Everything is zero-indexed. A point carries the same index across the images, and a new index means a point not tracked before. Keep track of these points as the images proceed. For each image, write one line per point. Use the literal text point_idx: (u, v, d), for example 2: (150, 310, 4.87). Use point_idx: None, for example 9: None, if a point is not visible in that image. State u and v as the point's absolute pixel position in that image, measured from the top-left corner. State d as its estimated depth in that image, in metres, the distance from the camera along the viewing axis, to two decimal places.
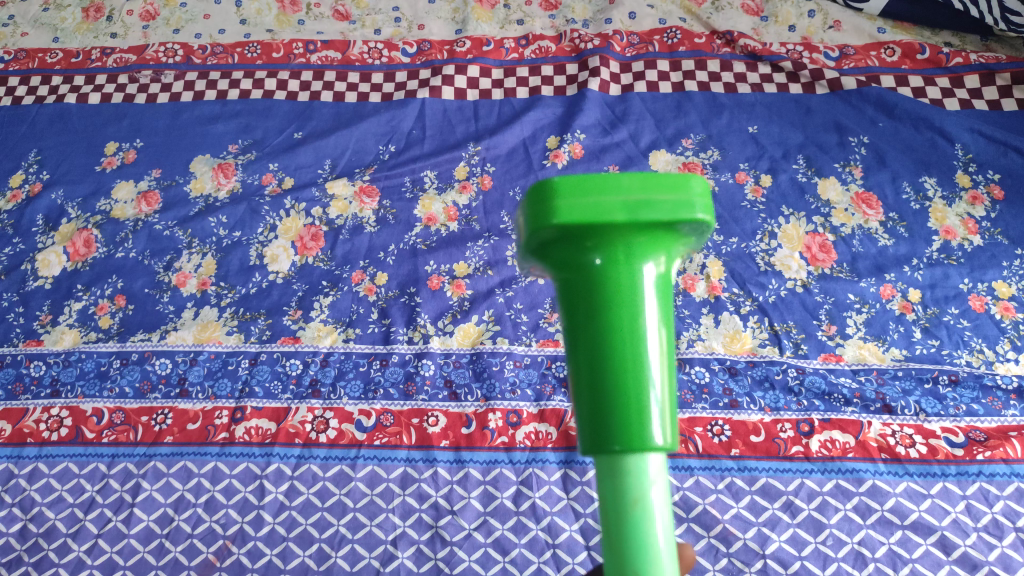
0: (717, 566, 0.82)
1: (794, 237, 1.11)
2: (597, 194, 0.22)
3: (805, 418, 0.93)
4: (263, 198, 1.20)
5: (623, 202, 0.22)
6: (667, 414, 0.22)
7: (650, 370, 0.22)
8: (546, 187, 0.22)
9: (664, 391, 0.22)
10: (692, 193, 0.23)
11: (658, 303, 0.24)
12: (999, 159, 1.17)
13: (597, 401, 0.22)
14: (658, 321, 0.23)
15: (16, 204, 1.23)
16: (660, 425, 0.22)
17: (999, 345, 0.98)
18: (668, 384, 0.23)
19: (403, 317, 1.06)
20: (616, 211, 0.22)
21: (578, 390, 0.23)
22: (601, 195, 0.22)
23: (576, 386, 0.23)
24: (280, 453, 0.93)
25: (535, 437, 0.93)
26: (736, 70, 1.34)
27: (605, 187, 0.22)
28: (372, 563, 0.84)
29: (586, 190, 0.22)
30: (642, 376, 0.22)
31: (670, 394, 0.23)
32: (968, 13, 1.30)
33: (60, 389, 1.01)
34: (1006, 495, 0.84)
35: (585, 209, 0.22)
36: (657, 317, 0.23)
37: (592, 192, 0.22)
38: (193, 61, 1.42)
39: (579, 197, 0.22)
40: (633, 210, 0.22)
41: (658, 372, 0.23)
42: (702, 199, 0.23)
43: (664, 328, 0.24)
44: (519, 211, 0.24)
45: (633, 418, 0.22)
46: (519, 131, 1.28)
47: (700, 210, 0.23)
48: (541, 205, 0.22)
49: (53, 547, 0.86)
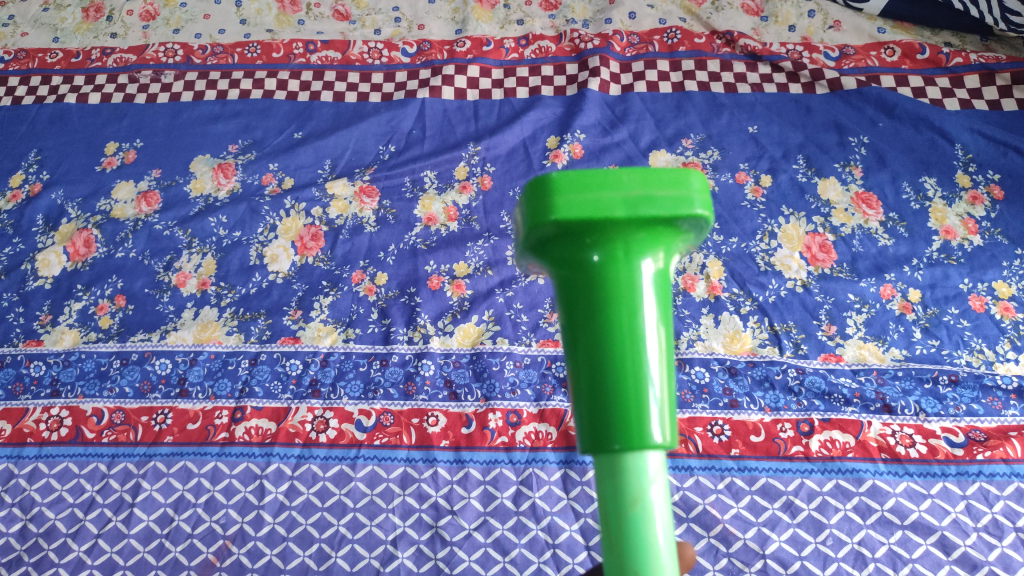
0: (717, 566, 0.82)
1: (794, 237, 1.11)
2: (597, 190, 0.22)
3: (805, 418, 0.93)
4: (263, 198, 1.20)
5: (623, 198, 0.22)
6: (666, 412, 0.22)
7: (649, 368, 0.22)
8: (545, 183, 0.22)
9: (664, 389, 0.22)
10: (691, 189, 0.23)
11: (657, 300, 0.24)
12: (998, 159, 1.17)
13: (596, 399, 0.22)
14: (658, 319, 0.23)
15: (16, 204, 1.23)
16: (660, 423, 0.22)
17: (999, 345, 0.98)
18: (668, 381, 0.23)
19: (404, 317, 1.06)
20: (616, 208, 0.22)
21: (577, 389, 0.23)
22: (601, 190, 0.22)
23: (575, 384, 0.23)
24: (280, 453, 0.93)
25: (535, 437, 0.93)
26: (735, 70, 1.34)
27: (605, 183, 0.22)
28: (372, 563, 0.84)
29: (586, 186, 0.22)
30: (641, 373, 0.22)
31: (670, 391, 0.23)
32: (968, 13, 1.30)
33: (60, 389, 1.01)
34: (1006, 495, 0.84)
35: (584, 206, 0.22)
36: (656, 314, 0.23)
37: (592, 188, 0.22)
38: (194, 61, 1.42)
39: (578, 193, 0.22)
40: (632, 206, 0.22)
41: (657, 369, 0.23)
42: (700, 196, 0.23)
43: (664, 325, 0.24)
44: (518, 208, 0.24)
45: (633, 416, 0.22)
46: (519, 131, 1.28)
47: (699, 206, 0.23)
48: (540, 201, 0.22)
49: (53, 548, 0.86)
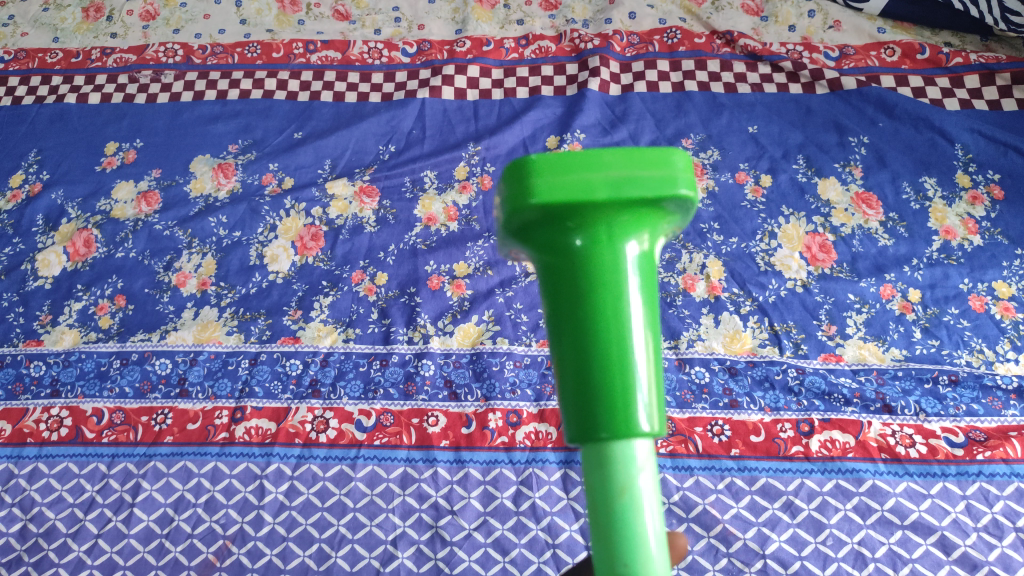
0: (717, 566, 0.82)
1: (794, 237, 1.11)
2: (579, 171, 0.21)
3: (805, 418, 0.93)
4: (263, 198, 1.20)
5: (607, 178, 0.21)
6: (654, 399, 0.22)
7: (636, 356, 0.22)
8: (525, 165, 0.21)
9: (650, 377, 0.22)
10: (676, 168, 0.22)
11: (643, 283, 0.24)
12: (998, 159, 1.17)
13: (582, 387, 0.22)
14: (643, 304, 0.23)
15: (16, 204, 1.23)
16: (648, 410, 0.22)
17: (999, 345, 0.98)
18: (654, 366, 0.23)
19: (404, 318, 1.06)
20: (600, 189, 0.21)
21: (563, 376, 0.23)
22: (585, 171, 0.21)
23: (561, 372, 0.23)
24: (280, 453, 0.93)
25: (535, 437, 0.93)
26: (735, 70, 1.34)
27: (589, 164, 0.22)
28: (372, 563, 0.84)
29: (568, 167, 0.21)
30: (627, 360, 0.22)
31: (656, 378, 0.23)
32: (968, 13, 1.30)
33: (60, 389, 1.01)
34: (1006, 495, 0.84)
35: (566, 187, 0.21)
36: (642, 301, 0.23)
37: (575, 168, 0.21)
38: (193, 61, 1.42)
39: (560, 174, 0.21)
40: (617, 187, 0.22)
41: (644, 357, 0.23)
42: (685, 174, 0.23)
43: (650, 310, 0.23)
44: (499, 191, 0.23)
45: (619, 403, 0.22)
46: (519, 131, 1.28)
47: (684, 185, 0.22)
48: (520, 183, 0.21)
49: (53, 548, 0.86)
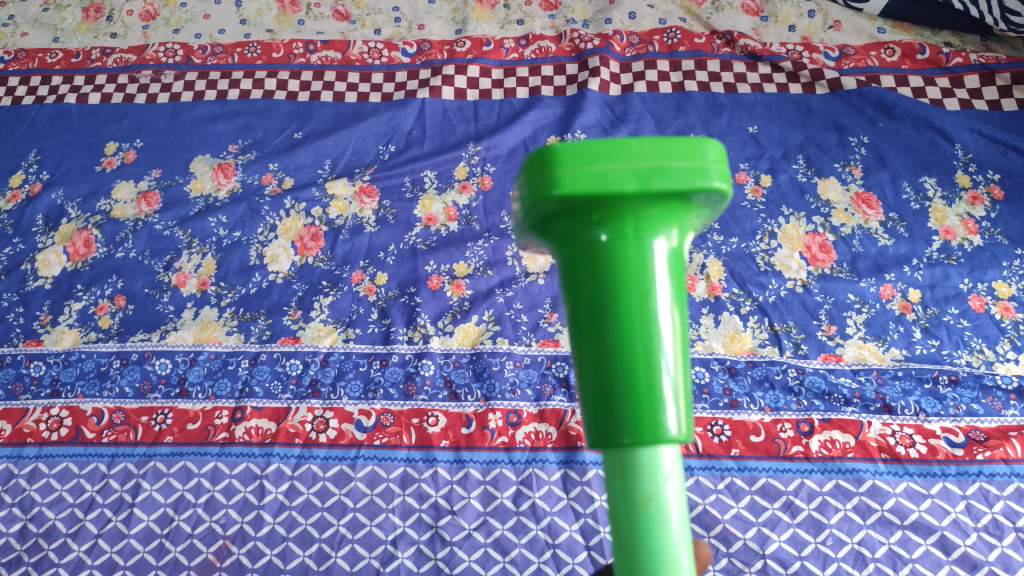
0: (717, 565, 0.81)
1: (794, 237, 1.11)
2: (604, 161, 0.21)
3: (805, 418, 0.93)
4: (263, 198, 1.20)
5: (634, 169, 0.21)
6: (681, 402, 0.22)
7: (662, 357, 0.22)
8: (548, 155, 0.21)
9: (676, 378, 0.22)
10: (707, 159, 0.22)
11: (670, 279, 0.24)
12: (998, 159, 1.17)
13: (604, 389, 0.22)
14: (670, 302, 0.23)
15: (16, 204, 1.23)
16: (674, 412, 0.22)
17: (999, 345, 0.98)
18: (682, 369, 0.23)
19: (403, 317, 1.06)
20: (626, 180, 0.21)
21: (583, 376, 0.23)
22: (609, 161, 0.21)
23: (582, 373, 0.23)
24: (280, 453, 0.93)
25: (535, 437, 0.93)
26: (735, 70, 1.34)
27: (614, 154, 0.21)
28: (372, 563, 0.84)
29: (593, 157, 0.21)
30: (653, 361, 0.22)
31: (683, 379, 0.23)
32: (968, 13, 1.30)
33: (60, 389, 1.01)
34: (1006, 495, 0.84)
35: (589, 178, 0.21)
36: (669, 298, 0.23)
37: (600, 158, 0.21)
38: (193, 61, 1.42)
39: (584, 165, 0.21)
40: (644, 179, 0.21)
41: (670, 358, 0.23)
42: (717, 165, 0.22)
43: (677, 310, 0.23)
44: (519, 182, 0.23)
45: (644, 406, 0.22)
46: (519, 131, 1.28)
47: (716, 177, 0.22)
48: (542, 173, 0.21)
49: (53, 548, 0.86)
